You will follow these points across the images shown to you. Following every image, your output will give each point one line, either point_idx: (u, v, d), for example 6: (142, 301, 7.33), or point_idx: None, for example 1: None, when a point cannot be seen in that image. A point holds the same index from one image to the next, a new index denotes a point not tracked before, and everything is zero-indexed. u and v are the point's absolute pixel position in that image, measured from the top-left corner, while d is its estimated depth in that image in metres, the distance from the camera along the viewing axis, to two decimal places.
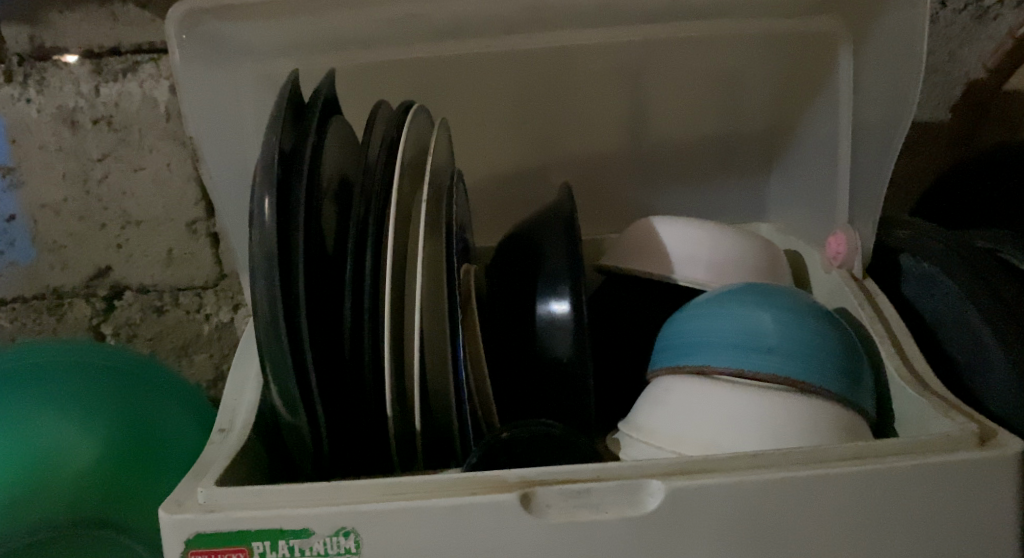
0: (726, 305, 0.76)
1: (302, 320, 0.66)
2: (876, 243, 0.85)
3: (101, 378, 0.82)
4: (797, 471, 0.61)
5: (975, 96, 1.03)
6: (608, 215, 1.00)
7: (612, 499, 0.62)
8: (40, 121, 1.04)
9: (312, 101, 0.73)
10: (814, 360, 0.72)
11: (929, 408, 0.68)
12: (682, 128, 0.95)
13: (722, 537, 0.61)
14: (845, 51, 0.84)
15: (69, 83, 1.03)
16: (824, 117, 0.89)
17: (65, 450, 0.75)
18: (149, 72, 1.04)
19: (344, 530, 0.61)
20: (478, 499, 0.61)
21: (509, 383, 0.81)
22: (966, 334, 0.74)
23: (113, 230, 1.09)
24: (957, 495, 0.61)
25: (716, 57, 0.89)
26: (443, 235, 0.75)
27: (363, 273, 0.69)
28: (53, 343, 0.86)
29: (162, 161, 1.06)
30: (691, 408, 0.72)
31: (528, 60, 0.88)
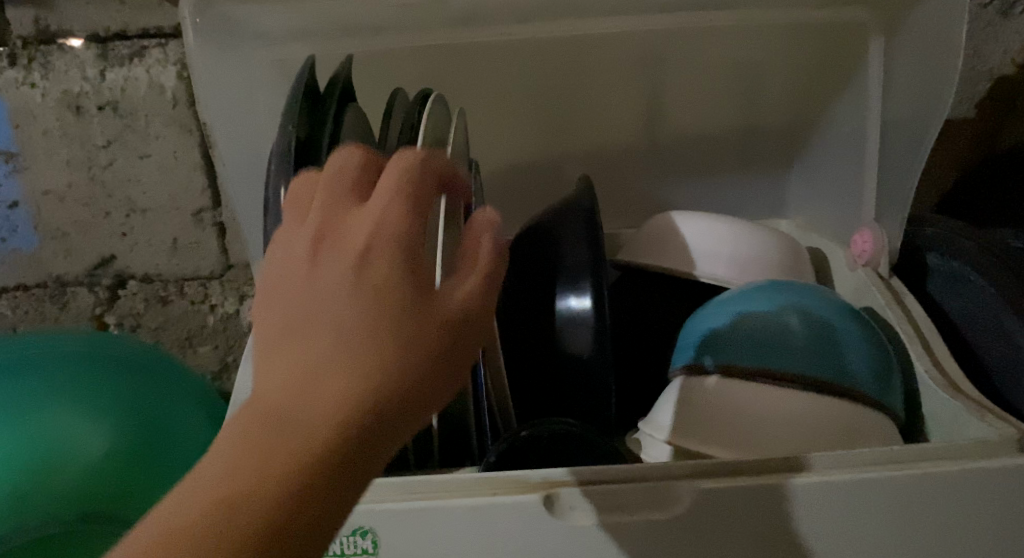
0: (752, 303, 0.74)
1: None
2: (904, 240, 0.83)
3: (101, 368, 0.80)
4: (828, 475, 0.60)
5: (1000, 91, 1.01)
6: (626, 209, 0.99)
7: (639, 501, 0.60)
8: (43, 106, 0.99)
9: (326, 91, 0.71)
10: (843, 361, 0.70)
11: (962, 411, 0.67)
12: (703, 121, 0.93)
13: (750, 542, 0.60)
14: (877, 44, 0.82)
15: (75, 67, 0.99)
16: (851, 112, 0.87)
17: (84, 433, 0.73)
18: (156, 58, 0.99)
19: (361, 530, 0.59)
20: (499, 500, 0.59)
21: (525, 380, 0.79)
22: (1000, 336, 0.72)
23: (118, 217, 1.07)
24: (994, 502, 0.60)
25: (740, 48, 0.87)
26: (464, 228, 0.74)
27: None
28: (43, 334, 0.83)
29: (169, 148, 1.03)
30: (716, 408, 0.70)
31: (548, 48, 0.86)
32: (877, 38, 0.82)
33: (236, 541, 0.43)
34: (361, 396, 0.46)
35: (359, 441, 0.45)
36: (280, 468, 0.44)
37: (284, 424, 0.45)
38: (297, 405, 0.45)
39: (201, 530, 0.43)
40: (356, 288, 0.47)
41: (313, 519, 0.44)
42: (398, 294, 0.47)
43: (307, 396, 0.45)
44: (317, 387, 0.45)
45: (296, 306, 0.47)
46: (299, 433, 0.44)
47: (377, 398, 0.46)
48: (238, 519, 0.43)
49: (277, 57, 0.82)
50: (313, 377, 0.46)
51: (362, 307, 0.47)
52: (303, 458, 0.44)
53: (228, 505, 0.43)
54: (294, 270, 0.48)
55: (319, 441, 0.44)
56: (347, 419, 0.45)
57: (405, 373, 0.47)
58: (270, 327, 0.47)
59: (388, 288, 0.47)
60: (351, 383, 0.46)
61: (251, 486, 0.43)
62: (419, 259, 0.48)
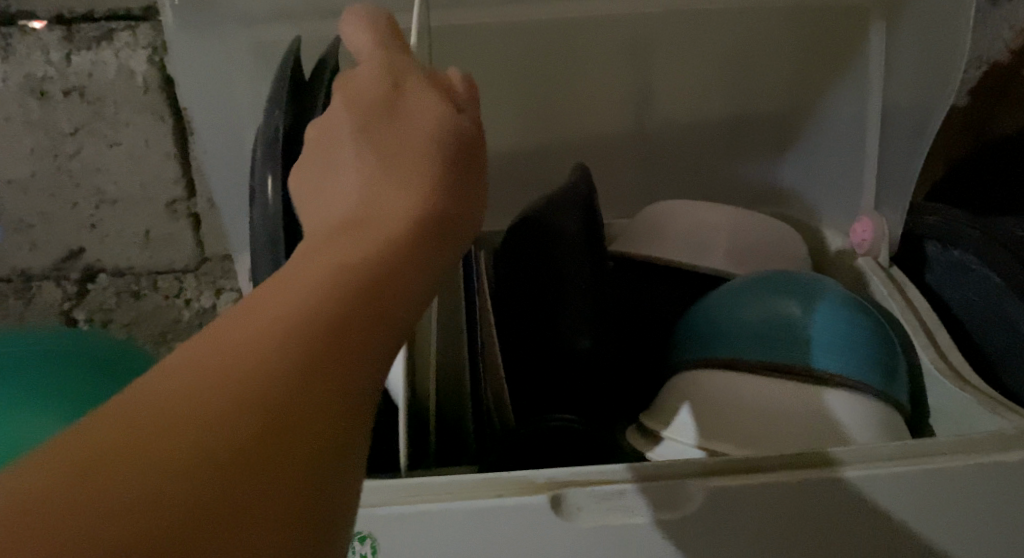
0: (750, 294, 0.73)
1: None
2: (905, 231, 0.82)
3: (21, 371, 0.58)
4: (843, 472, 0.58)
5: (994, 79, 0.99)
6: (618, 199, 0.97)
7: (650, 501, 0.58)
8: (5, 90, 0.93)
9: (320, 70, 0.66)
10: (850, 353, 0.68)
11: (972, 403, 0.66)
12: (696, 110, 0.91)
13: (767, 543, 0.57)
14: (877, 30, 0.82)
15: (37, 50, 0.92)
16: (849, 100, 0.87)
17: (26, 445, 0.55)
18: (125, 42, 0.93)
19: (360, 535, 0.57)
20: (505, 502, 0.57)
21: (519, 377, 0.76)
22: (1002, 325, 0.71)
23: (86, 208, 1.02)
24: (1011, 497, 0.58)
25: (738, 34, 0.85)
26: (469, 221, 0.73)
27: None
28: None
29: (140, 136, 0.98)
30: (724, 402, 0.68)
31: (540, 32, 0.83)
32: (879, 24, 0.82)
33: (247, 401, 0.37)
34: (397, 259, 0.44)
35: (390, 310, 0.42)
36: (304, 329, 0.39)
37: (314, 285, 0.41)
38: (330, 266, 0.42)
39: (210, 397, 0.37)
40: (374, 161, 0.49)
41: (336, 397, 0.38)
42: (421, 168, 0.49)
43: (344, 254, 0.43)
44: (349, 250, 0.43)
45: (330, 190, 0.49)
46: (329, 292, 0.40)
47: (413, 264, 0.44)
48: (253, 380, 0.37)
49: (260, 40, 0.78)
50: (347, 245, 0.43)
51: (391, 183, 0.48)
52: (331, 320, 0.39)
53: (245, 371, 0.37)
54: (324, 162, 0.50)
55: (350, 303, 0.40)
56: (382, 283, 0.42)
57: (435, 247, 0.46)
58: (309, 202, 0.49)
59: (415, 169, 0.49)
60: (387, 247, 0.44)
61: (272, 350, 0.38)
62: (444, 142, 0.51)
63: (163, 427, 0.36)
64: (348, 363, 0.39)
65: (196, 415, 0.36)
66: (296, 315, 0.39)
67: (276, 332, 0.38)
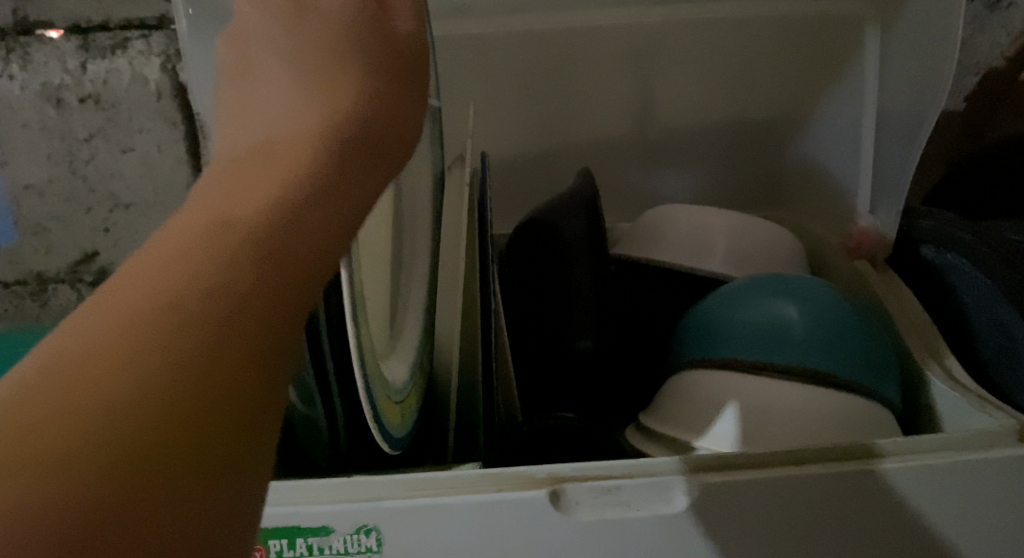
0: (747, 297, 0.75)
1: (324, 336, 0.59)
2: (901, 232, 0.84)
3: None
4: (837, 468, 0.59)
5: (992, 84, 1.01)
6: (619, 203, 0.99)
7: (646, 494, 0.60)
8: (23, 99, 0.96)
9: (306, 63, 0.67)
10: (843, 354, 0.70)
11: (965, 402, 0.68)
12: (696, 117, 0.92)
13: (759, 537, 0.59)
14: (873, 38, 0.83)
15: (54, 59, 0.95)
16: (844, 106, 0.89)
17: None
18: (139, 50, 0.96)
19: (365, 527, 0.59)
20: (506, 496, 0.59)
21: (523, 377, 0.78)
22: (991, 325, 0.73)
23: (100, 213, 1.05)
24: (1000, 491, 0.60)
25: (735, 41, 0.87)
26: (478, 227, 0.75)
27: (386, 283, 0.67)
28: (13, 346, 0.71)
29: (153, 142, 1.01)
30: (721, 401, 0.70)
31: (541, 40, 0.86)
32: (875, 30, 0.83)
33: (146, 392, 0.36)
34: (315, 204, 0.43)
35: (303, 268, 0.41)
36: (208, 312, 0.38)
37: (221, 254, 0.40)
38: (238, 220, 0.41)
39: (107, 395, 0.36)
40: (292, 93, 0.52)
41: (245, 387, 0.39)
42: (335, 95, 0.51)
43: (253, 203, 0.42)
44: (262, 196, 0.43)
45: (250, 121, 0.50)
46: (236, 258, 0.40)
47: (334, 209, 0.44)
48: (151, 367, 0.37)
49: None
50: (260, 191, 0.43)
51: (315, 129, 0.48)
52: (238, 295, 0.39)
53: (147, 360, 0.37)
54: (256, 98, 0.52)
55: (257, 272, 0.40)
56: (296, 239, 0.42)
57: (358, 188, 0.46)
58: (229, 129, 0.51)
59: (333, 105, 0.51)
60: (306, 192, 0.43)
61: (172, 331, 0.38)
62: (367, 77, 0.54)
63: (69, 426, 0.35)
64: (256, 346, 0.39)
65: (96, 415, 0.36)
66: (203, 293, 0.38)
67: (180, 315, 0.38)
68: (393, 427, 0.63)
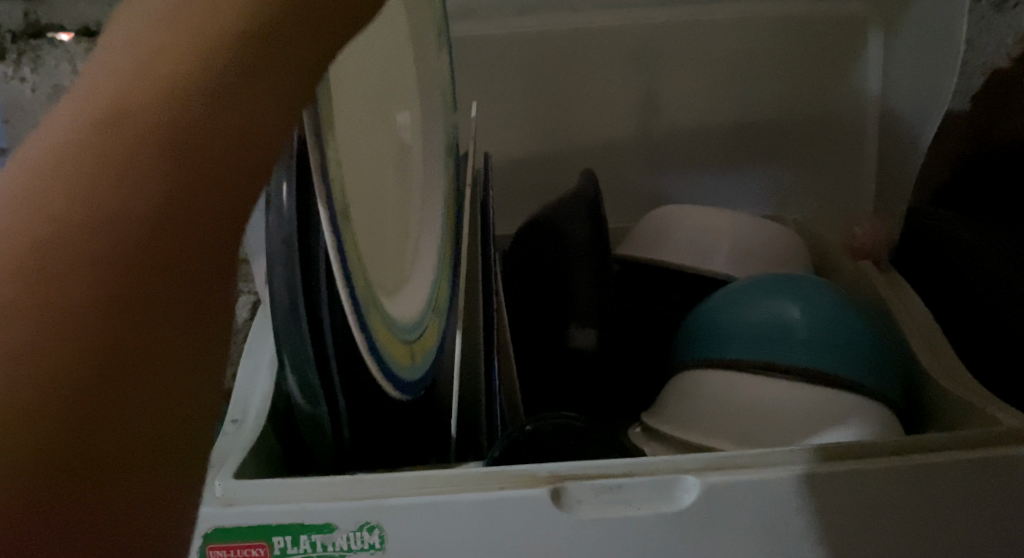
0: (750, 297, 0.75)
1: (325, 315, 0.61)
2: (905, 232, 0.85)
3: None
4: (834, 467, 0.60)
5: None
6: (631, 205, 0.97)
7: (647, 492, 0.60)
8: (34, 101, 0.97)
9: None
10: (846, 354, 0.70)
11: (965, 402, 0.68)
12: (701, 118, 0.92)
13: (761, 536, 0.59)
14: (876, 39, 0.88)
15: (64, 61, 0.96)
16: (848, 107, 0.92)
17: None
18: None
19: (368, 525, 0.59)
20: (508, 494, 0.59)
21: (526, 377, 0.79)
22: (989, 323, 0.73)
23: None
24: (998, 490, 0.60)
25: (736, 40, 0.88)
26: (482, 232, 0.77)
27: None
28: None
29: None
30: (723, 401, 0.70)
31: (546, 41, 0.88)
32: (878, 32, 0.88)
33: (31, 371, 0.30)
34: (216, 109, 0.35)
35: (219, 198, 0.35)
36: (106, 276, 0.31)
37: (108, 196, 0.32)
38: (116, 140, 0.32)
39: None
40: None
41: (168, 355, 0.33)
42: None
43: (134, 115, 0.33)
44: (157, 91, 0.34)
45: None
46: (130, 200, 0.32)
47: (245, 111, 0.36)
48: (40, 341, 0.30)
49: None
50: (140, 95, 0.33)
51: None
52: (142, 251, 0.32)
53: (24, 334, 0.30)
54: None
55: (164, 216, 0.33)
56: (201, 159, 0.34)
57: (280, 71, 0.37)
58: None
59: None
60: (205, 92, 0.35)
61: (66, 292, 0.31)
62: None
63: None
64: (171, 310, 0.33)
65: None
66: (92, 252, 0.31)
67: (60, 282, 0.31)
68: (399, 362, 0.62)
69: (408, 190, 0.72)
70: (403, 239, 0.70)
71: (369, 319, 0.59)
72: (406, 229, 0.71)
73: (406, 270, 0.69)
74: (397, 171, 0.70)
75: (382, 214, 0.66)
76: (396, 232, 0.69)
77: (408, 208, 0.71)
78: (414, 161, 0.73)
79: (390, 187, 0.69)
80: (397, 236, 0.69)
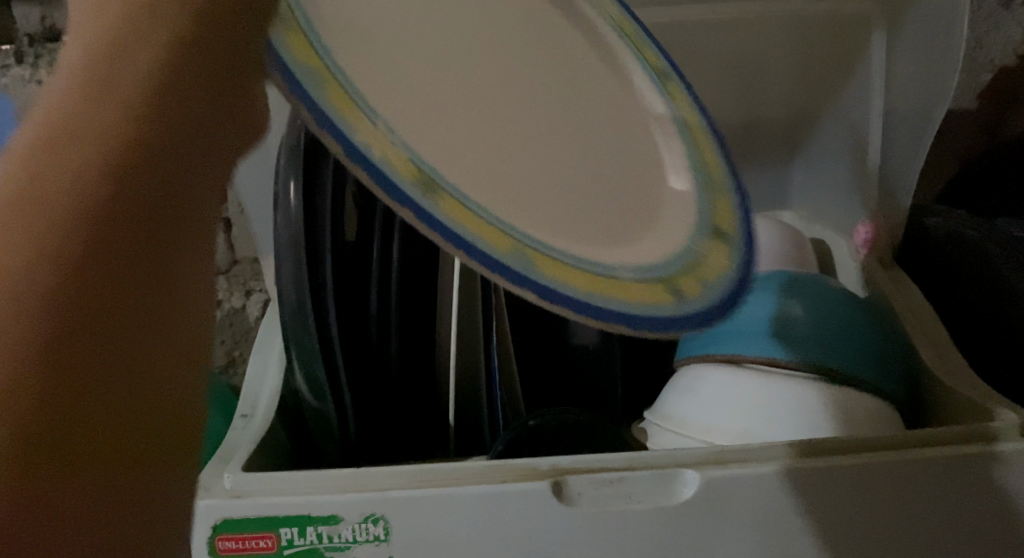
0: (754, 295, 0.75)
1: (329, 303, 0.63)
2: (909, 230, 0.85)
3: None
4: (833, 461, 0.61)
5: (1006, 83, 1.01)
6: None
7: (648, 486, 0.61)
8: None
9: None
10: (847, 351, 0.71)
11: (969, 398, 0.68)
12: (707, 113, 0.94)
13: (760, 529, 0.60)
14: (880, 38, 0.84)
15: None
16: (851, 106, 0.90)
17: None
18: None
19: (373, 517, 0.60)
20: (510, 487, 0.60)
21: (530, 370, 0.79)
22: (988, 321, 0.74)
23: None
24: (995, 483, 0.61)
25: (744, 40, 0.88)
26: None
27: (389, 275, 0.69)
28: None
29: None
30: (724, 395, 0.70)
31: None
32: (882, 29, 0.84)
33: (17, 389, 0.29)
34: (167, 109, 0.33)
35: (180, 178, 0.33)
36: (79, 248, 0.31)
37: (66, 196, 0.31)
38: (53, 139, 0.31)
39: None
40: None
41: (162, 300, 0.32)
42: None
43: (72, 111, 0.31)
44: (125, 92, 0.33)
45: None
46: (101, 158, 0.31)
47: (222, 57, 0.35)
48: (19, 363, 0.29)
49: None
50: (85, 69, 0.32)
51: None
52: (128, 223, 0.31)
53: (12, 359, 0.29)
54: None
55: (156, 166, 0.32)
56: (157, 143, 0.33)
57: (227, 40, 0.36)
58: None
59: None
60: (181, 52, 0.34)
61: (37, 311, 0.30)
62: None
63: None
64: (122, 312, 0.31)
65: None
66: (63, 216, 0.30)
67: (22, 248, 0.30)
68: (631, 310, 0.55)
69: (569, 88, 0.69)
70: (569, 144, 0.64)
71: (503, 262, 0.50)
72: (578, 139, 0.65)
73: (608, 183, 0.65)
74: (505, 61, 0.64)
75: (502, 106, 0.60)
76: (540, 124, 0.62)
77: (600, 110, 0.71)
78: (569, 60, 0.71)
79: (529, 101, 0.63)
80: (630, 160, 0.69)
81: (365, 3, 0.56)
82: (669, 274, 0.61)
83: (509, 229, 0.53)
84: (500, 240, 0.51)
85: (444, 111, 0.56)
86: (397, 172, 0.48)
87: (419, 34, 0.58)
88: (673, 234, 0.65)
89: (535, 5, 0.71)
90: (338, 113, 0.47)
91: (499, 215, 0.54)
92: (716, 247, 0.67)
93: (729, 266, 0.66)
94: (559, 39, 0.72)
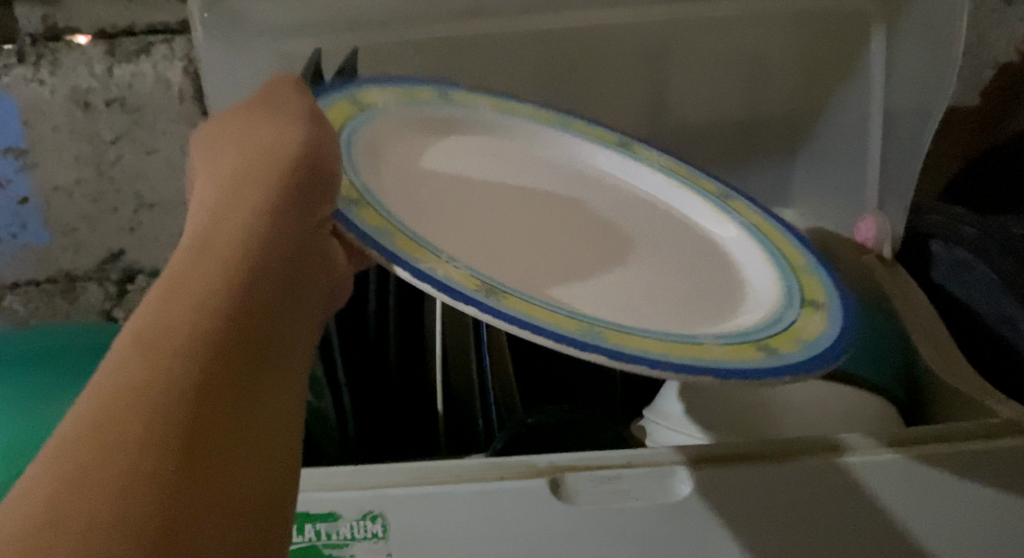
0: None
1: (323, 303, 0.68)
2: (909, 228, 0.85)
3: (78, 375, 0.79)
4: (833, 458, 0.60)
5: (1007, 78, 1.00)
6: None
7: (645, 484, 0.61)
8: (53, 103, 0.96)
9: (362, 99, 0.69)
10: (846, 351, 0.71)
11: (969, 394, 0.68)
12: (707, 112, 0.93)
13: (757, 526, 0.61)
14: (879, 33, 0.87)
15: (82, 64, 0.95)
16: (851, 105, 0.91)
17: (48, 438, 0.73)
18: (163, 54, 0.96)
19: (371, 514, 0.60)
20: (507, 485, 0.60)
21: (529, 370, 0.80)
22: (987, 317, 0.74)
23: (126, 213, 1.05)
24: (991, 477, 0.61)
25: (745, 38, 0.88)
26: None
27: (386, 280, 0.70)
28: (54, 325, 0.87)
29: (177, 144, 1.01)
30: (725, 394, 0.69)
31: (554, 38, 0.87)
32: (881, 27, 0.87)
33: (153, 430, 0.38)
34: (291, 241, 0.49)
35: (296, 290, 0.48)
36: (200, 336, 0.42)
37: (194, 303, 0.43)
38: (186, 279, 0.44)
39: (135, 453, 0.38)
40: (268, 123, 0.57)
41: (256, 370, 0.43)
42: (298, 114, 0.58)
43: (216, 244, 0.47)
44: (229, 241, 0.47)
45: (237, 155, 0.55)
46: (214, 289, 0.44)
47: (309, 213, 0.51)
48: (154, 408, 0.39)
49: (282, 53, 0.84)
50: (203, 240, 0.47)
51: (277, 148, 0.55)
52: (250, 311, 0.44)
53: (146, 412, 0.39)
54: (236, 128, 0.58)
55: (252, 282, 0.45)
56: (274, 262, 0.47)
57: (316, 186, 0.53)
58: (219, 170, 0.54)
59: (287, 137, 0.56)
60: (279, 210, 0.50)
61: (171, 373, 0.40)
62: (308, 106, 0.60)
63: (85, 464, 0.37)
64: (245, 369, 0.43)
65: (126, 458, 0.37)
66: (185, 333, 0.42)
67: (156, 350, 0.41)
68: (707, 360, 0.52)
69: (620, 220, 0.72)
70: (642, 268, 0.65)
71: (568, 335, 0.50)
72: (634, 241, 0.68)
73: (686, 283, 0.65)
74: (546, 211, 0.69)
75: (554, 248, 0.64)
76: (602, 257, 0.65)
77: (659, 229, 0.72)
78: (607, 199, 0.75)
79: (583, 228, 0.68)
80: (692, 254, 0.70)
81: (424, 188, 0.65)
82: (762, 334, 0.59)
83: (580, 316, 0.53)
84: (567, 320, 0.51)
85: (508, 254, 0.61)
86: (464, 286, 0.51)
87: (478, 199, 0.66)
88: (748, 305, 0.65)
89: (570, 166, 0.77)
90: (401, 250, 0.53)
91: (568, 310, 0.54)
92: (809, 314, 0.63)
93: (830, 330, 0.61)
94: (592, 183, 0.77)
